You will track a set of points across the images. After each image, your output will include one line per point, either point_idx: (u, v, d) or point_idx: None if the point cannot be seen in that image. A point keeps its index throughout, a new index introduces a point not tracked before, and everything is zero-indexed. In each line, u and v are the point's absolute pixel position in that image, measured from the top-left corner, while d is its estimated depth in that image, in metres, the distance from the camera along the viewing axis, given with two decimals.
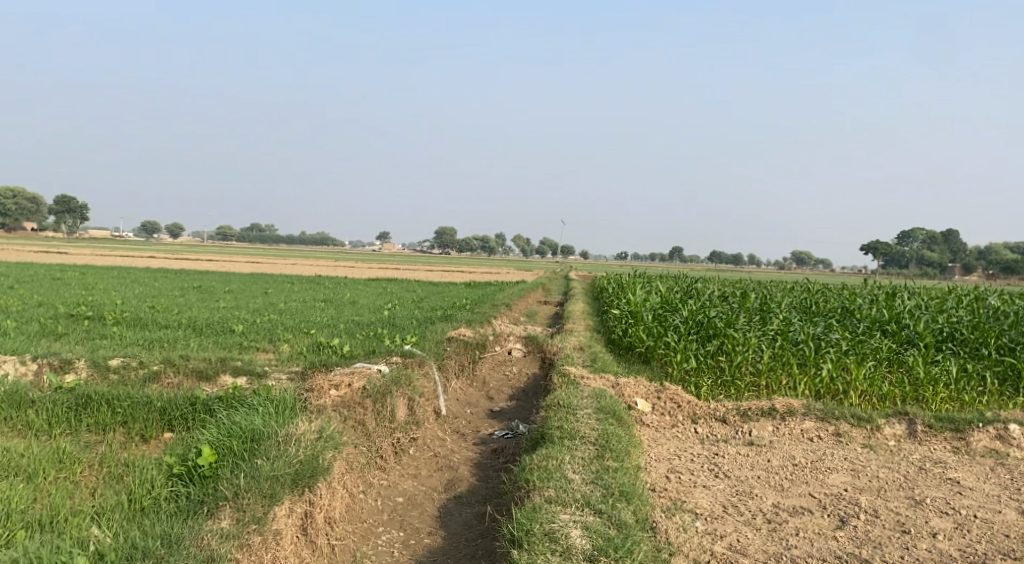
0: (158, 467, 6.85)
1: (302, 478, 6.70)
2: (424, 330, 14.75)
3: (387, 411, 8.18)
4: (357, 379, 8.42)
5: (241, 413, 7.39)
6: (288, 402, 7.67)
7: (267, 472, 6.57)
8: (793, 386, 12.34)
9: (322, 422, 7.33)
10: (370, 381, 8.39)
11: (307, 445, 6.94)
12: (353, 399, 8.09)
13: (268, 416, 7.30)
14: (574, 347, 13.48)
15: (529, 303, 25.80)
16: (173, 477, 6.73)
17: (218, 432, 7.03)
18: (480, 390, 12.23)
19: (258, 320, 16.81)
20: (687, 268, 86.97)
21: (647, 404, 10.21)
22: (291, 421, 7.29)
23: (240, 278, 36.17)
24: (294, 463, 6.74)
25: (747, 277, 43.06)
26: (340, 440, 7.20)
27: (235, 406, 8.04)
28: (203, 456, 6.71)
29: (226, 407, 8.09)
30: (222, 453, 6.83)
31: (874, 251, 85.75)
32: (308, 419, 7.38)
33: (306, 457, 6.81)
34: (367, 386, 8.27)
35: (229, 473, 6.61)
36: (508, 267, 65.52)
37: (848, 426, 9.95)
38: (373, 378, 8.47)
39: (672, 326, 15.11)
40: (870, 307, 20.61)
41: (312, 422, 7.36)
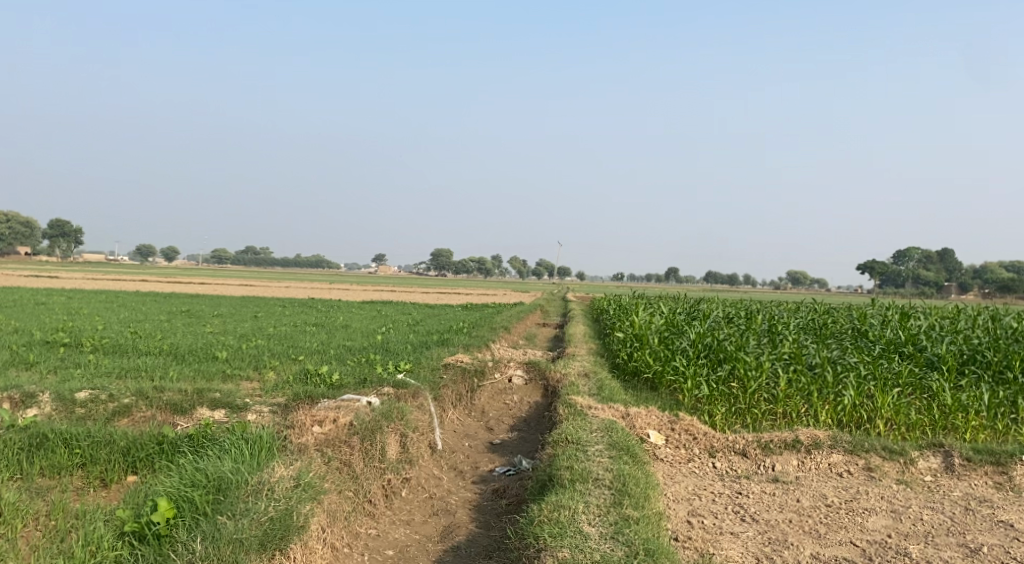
0: (108, 522, 6.07)
1: (273, 539, 5.93)
2: (419, 356, 13.97)
3: (376, 449, 7.38)
4: (344, 413, 7.62)
5: (208, 458, 6.62)
6: (264, 443, 6.91)
7: (231, 533, 5.79)
8: (813, 414, 11.57)
9: (300, 468, 6.56)
10: (358, 416, 7.61)
11: (280, 498, 6.17)
12: (338, 437, 7.30)
13: (239, 463, 6.53)
14: (579, 373, 12.67)
15: (527, 325, 25.04)
16: (124, 536, 5.95)
17: (180, 481, 6.26)
18: (478, 421, 11.45)
19: (245, 346, 15.99)
20: (683, 288, 86.49)
21: (660, 437, 9.41)
22: (264, 468, 6.52)
23: (232, 302, 35.44)
24: (263, 521, 5.96)
25: (746, 297, 42.46)
26: (319, 490, 6.42)
27: (206, 448, 7.27)
28: (159, 511, 5.94)
29: (196, 448, 7.33)
30: (182, 507, 6.05)
31: (871, 271, 85.19)
32: (286, 464, 6.61)
33: (277, 513, 6.03)
34: (354, 421, 7.47)
35: (186, 533, 5.83)
36: (504, 290, 65.03)
37: (879, 459, 9.26)
38: (361, 412, 7.69)
39: (680, 349, 14.34)
40: (882, 327, 19.91)
41: (290, 467, 6.59)
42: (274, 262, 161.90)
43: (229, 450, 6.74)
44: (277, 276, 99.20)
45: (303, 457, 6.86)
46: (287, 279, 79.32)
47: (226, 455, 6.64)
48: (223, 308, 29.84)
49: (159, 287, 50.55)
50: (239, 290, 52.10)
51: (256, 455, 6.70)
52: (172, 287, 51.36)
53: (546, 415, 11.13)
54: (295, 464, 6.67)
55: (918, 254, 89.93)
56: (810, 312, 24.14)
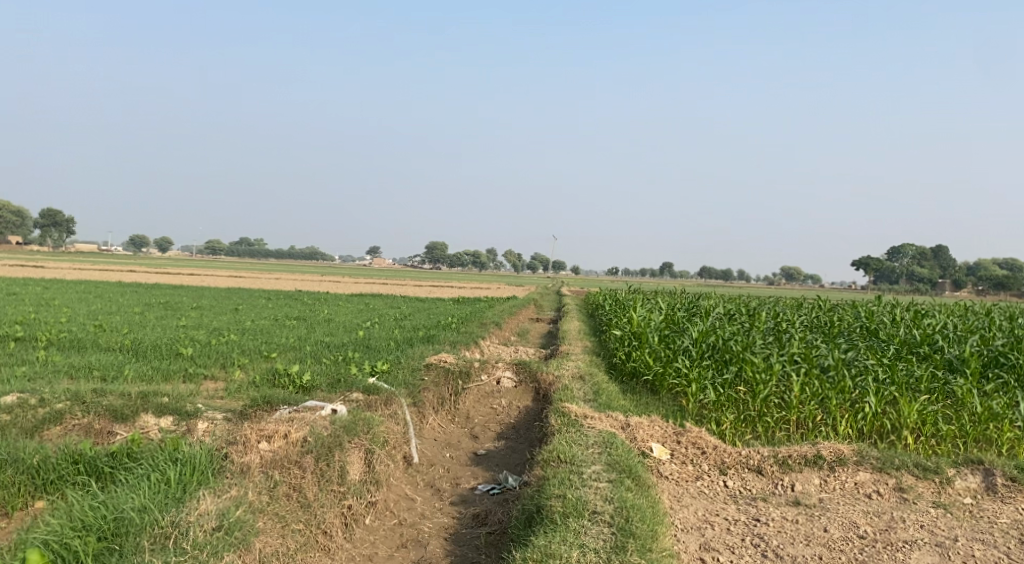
0: None
1: None
2: (399, 354, 12.87)
3: (334, 471, 6.33)
4: (298, 427, 6.56)
5: (117, 491, 5.58)
6: (191, 471, 5.86)
7: None
8: (830, 423, 10.52)
9: (226, 506, 5.54)
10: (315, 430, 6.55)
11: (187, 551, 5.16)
12: (288, 456, 6.24)
13: (143, 499, 5.46)
14: (574, 375, 11.58)
15: (518, 319, 23.94)
16: None
17: (68, 523, 5.27)
18: (461, 428, 10.38)
19: (214, 341, 14.85)
20: (678, 283, 85.60)
21: (664, 451, 8.33)
22: (180, 504, 5.49)
23: (214, 293, 34.28)
24: None
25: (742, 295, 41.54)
26: (246, 539, 5.41)
27: (127, 470, 6.22)
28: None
29: (116, 471, 6.27)
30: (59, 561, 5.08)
31: (866, 268, 84.45)
32: (212, 497, 5.59)
33: None
34: (308, 437, 6.42)
35: None
36: (497, 283, 64.04)
37: (912, 479, 8.28)
38: (317, 427, 6.62)
39: (682, 349, 13.26)
40: (892, 326, 18.90)
41: (217, 500, 5.56)
42: (267, 254, 160.43)
43: (136, 483, 5.68)
44: (270, 267, 97.98)
45: (241, 484, 5.81)
46: (276, 271, 78.18)
47: (130, 489, 5.58)
48: (205, 300, 28.67)
49: (145, 278, 49.30)
50: (228, 281, 50.83)
51: (168, 487, 5.63)
52: (159, 278, 50.07)
53: (537, 424, 10.05)
54: (225, 497, 5.65)
55: (914, 250, 89.03)
56: (812, 309, 23.14)
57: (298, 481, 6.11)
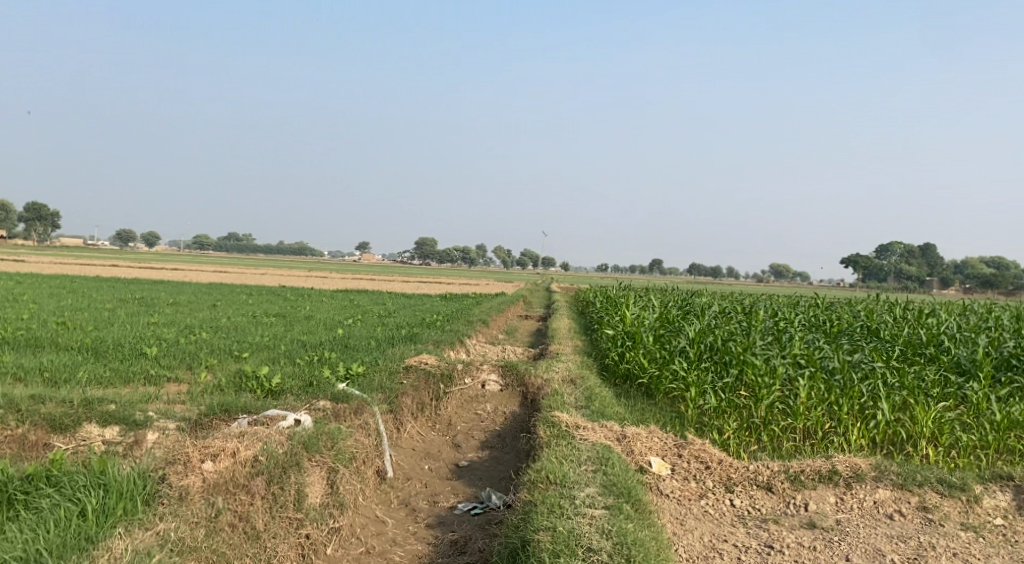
0: None
1: None
2: (378, 355, 12.06)
3: (288, 497, 5.87)
4: (248, 445, 6.05)
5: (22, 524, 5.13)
6: (111, 502, 5.36)
7: None
8: (840, 432, 9.74)
9: (146, 549, 5.13)
10: (267, 448, 6.04)
11: None
12: (234, 480, 5.78)
13: (49, 539, 5.02)
14: (564, 379, 10.79)
15: (507, 317, 23.12)
16: None
17: None
18: (442, 437, 9.59)
19: (183, 340, 14.00)
20: (666, 281, 85.24)
21: (664, 465, 7.54)
22: (89, 545, 5.07)
23: (193, 288, 33.33)
24: None
25: (731, 293, 40.99)
26: None
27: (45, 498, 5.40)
28: None
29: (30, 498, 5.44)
30: None
31: (855, 266, 84.19)
32: (132, 537, 5.18)
33: None
34: (259, 457, 5.94)
35: None
36: (484, 279, 63.37)
37: (937, 497, 7.58)
38: (272, 445, 6.11)
39: (679, 350, 12.48)
40: (895, 325, 18.16)
41: (136, 541, 5.17)
42: (255, 249, 159.07)
43: (47, 515, 5.22)
44: (257, 262, 96.85)
45: (172, 518, 5.39)
46: (261, 266, 77.21)
47: (36, 524, 5.13)
48: (183, 295, 27.77)
49: (128, 273, 48.17)
50: (210, 276, 49.93)
51: (78, 523, 5.17)
52: (140, 273, 49.12)
53: (524, 434, 9.26)
54: (149, 535, 5.25)
55: (902, 248, 88.83)
56: (810, 308, 22.37)
57: (246, 511, 5.69)
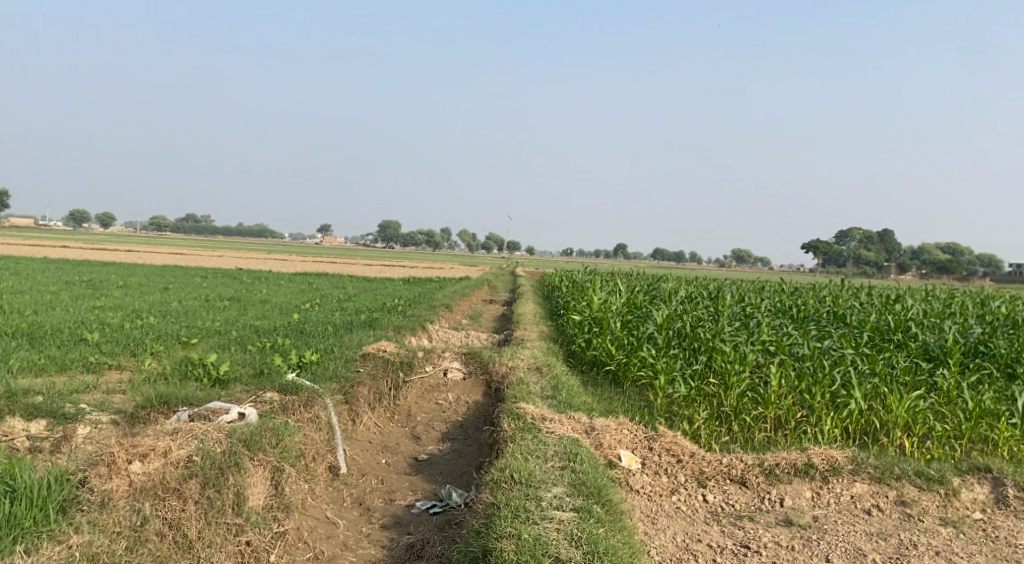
0: None
1: None
2: (334, 342, 11.57)
3: (224, 500, 5.68)
4: (181, 445, 5.92)
5: None
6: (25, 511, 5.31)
7: None
8: (812, 421, 9.42)
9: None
10: (203, 449, 5.90)
11: None
12: (163, 484, 5.66)
13: None
14: (529, 367, 10.37)
15: (470, 302, 22.62)
16: None
17: None
18: (401, 429, 9.14)
19: (129, 324, 13.37)
20: (628, 266, 85.21)
21: (634, 459, 7.14)
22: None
23: (147, 270, 32.36)
24: None
25: (692, 277, 40.85)
26: None
27: None
28: None
29: None
30: None
31: (814, 251, 84.89)
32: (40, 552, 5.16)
33: None
34: (192, 459, 5.80)
35: None
36: (447, 262, 62.77)
37: (914, 491, 7.27)
38: (209, 445, 5.94)
39: (647, 336, 12.12)
40: (863, 310, 17.99)
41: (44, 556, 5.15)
42: (214, 231, 156.50)
43: None
44: (215, 244, 95.13)
45: (89, 529, 5.35)
46: (218, 248, 75.78)
47: None
48: (134, 276, 26.90)
49: (80, 253, 46.72)
50: (165, 258, 48.76)
51: None
52: (91, 254, 47.78)
53: (487, 425, 8.83)
54: (60, 550, 5.22)
55: (861, 234, 89.76)
56: (776, 293, 22.13)
57: (176, 517, 5.54)
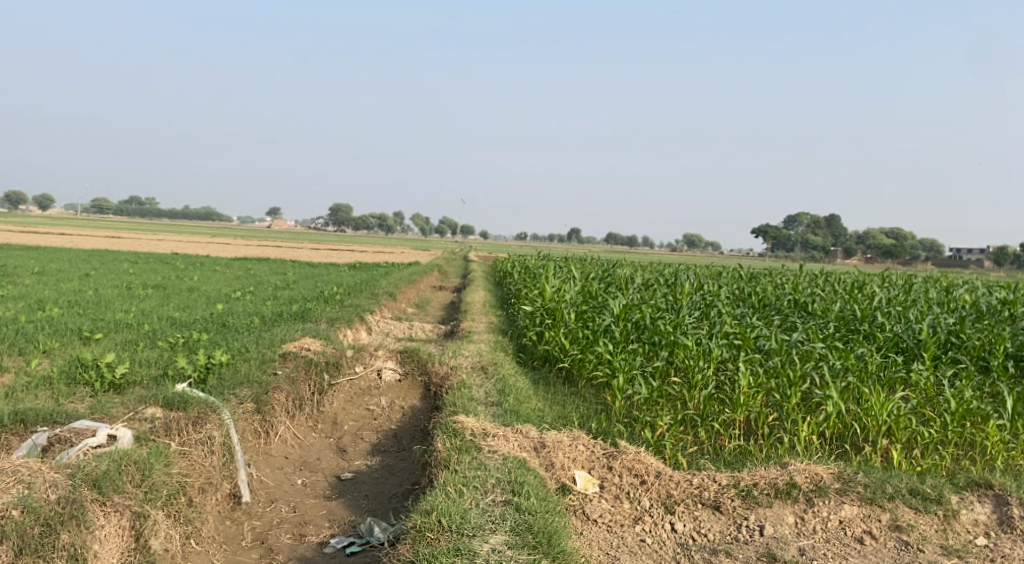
0: None
1: None
2: (254, 338, 10.41)
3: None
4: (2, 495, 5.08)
5: None
6: None
7: None
8: (786, 425, 8.36)
9: None
10: (25, 503, 5.02)
11: None
12: None
13: None
14: (473, 366, 9.23)
15: (417, 289, 21.42)
16: None
17: None
18: (325, 442, 7.98)
19: (26, 318, 12.04)
20: (579, 250, 84.60)
21: (591, 481, 6.09)
22: None
23: (74, 255, 30.60)
24: None
25: (644, 263, 40.07)
26: None
27: None
28: None
29: None
30: None
31: (764, 235, 85.11)
32: None
33: None
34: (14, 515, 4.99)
35: None
36: (397, 247, 61.32)
37: (910, 513, 6.11)
38: (35, 494, 5.09)
39: (603, 329, 11.08)
40: (827, 297, 17.13)
41: None
42: (159, 214, 152.66)
43: None
44: (157, 227, 92.14)
45: None
46: (159, 232, 73.27)
47: None
48: (56, 262, 25.25)
49: (9, 237, 44.36)
50: (99, 242, 46.66)
51: None
52: (22, 237, 45.57)
53: (423, 440, 7.69)
54: None
55: (809, 219, 90.31)
56: (734, 280, 21.17)
57: None
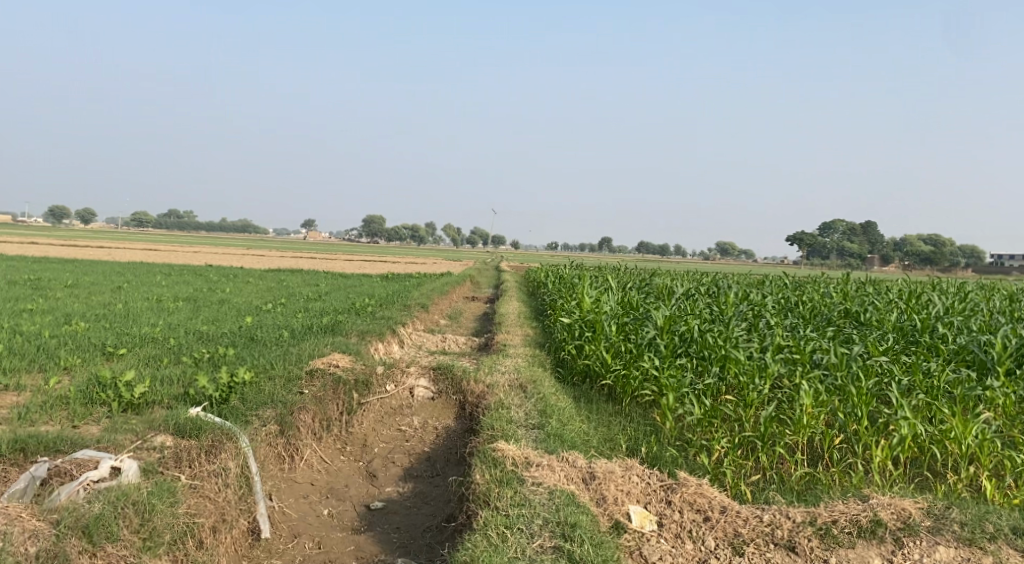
0: None
1: None
2: (281, 353, 9.87)
3: None
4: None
5: None
6: None
7: None
8: (855, 449, 7.59)
9: None
10: None
11: None
12: None
13: None
14: (510, 383, 8.58)
15: (450, 299, 20.88)
16: None
17: None
18: (354, 466, 7.39)
19: (49, 333, 11.65)
20: (612, 260, 83.93)
21: (647, 518, 5.43)
22: None
23: (106, 267, 30.51)
24: None
25: (678, 273, 39.33)
26: None
27: None
28: None
29: None
30: None
31: (800, 242, 83.83)
32: None
33: None
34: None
35: None
36: (429, 258, 61.07)
37: (1016, 554, 5.33)
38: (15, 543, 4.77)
39: (647, 342, 10.37)
40: (879, 305, 16.26)
41: None
42: (196, 226, 154.48)
43: None
44: (193, 239, 92.81)
45: None
46: (194, 244, 73.83)
47: None
48: (89, 275, 25.12)
49: (44, 251, 44.71)
50: (134, 255, 46.88)
51: None
52: (58, 251, 45.92)
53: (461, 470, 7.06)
54: None
55: (847, 226, 88.71)
56: (778, 289, 20.32)
57: None
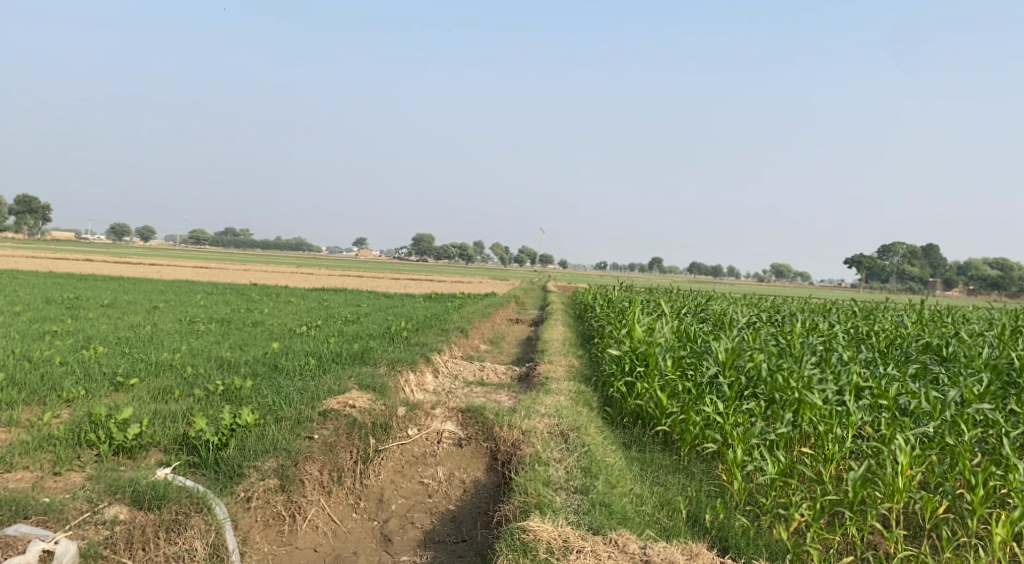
0: None
1: None
2: (298, 386, 8.89)
3: None
4: None
5: None
6: None
7: None
8: (965, 519, 6.31)
9: None
10: None
11: None
12: None
13: None
14: (551, 430, 7.44)
15: (494, 323, 19.82)
16: None
17: None
18: (366, 528, 6.37)
19: (60, 360, 10.88)
20: (662, 281, 82.23)
21: None
22: None
23: (145, 284, 30.00)
24: None
25: (730, 297, 37.75)
26: None
27: None
28: None
29: None
30: None
31: (859, 265, 81.17)
32: None
33: None
34: None
35: None
36: (474, 277, 60.23)
37: None
38: None
39: (708, 381, 9.13)
40: (963, 337, 14.66)
41: None
42: (249, 243, 156.24)
43: None
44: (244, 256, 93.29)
45: None
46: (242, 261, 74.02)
47: None
48: (127, 293, 24.56)
49: (90, 267, 44.69)
50: (180, 272, 46.71)
51: None
52: (103, 267, 45.91)
53: (480, 555, 5.97)
54: None
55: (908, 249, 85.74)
56: (847, 317, 18.74)
57: None
